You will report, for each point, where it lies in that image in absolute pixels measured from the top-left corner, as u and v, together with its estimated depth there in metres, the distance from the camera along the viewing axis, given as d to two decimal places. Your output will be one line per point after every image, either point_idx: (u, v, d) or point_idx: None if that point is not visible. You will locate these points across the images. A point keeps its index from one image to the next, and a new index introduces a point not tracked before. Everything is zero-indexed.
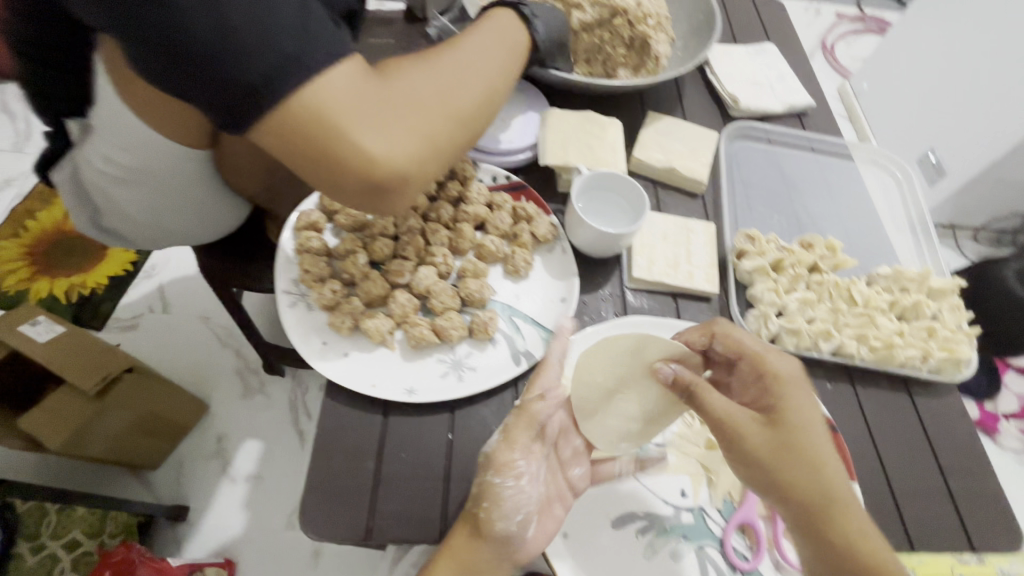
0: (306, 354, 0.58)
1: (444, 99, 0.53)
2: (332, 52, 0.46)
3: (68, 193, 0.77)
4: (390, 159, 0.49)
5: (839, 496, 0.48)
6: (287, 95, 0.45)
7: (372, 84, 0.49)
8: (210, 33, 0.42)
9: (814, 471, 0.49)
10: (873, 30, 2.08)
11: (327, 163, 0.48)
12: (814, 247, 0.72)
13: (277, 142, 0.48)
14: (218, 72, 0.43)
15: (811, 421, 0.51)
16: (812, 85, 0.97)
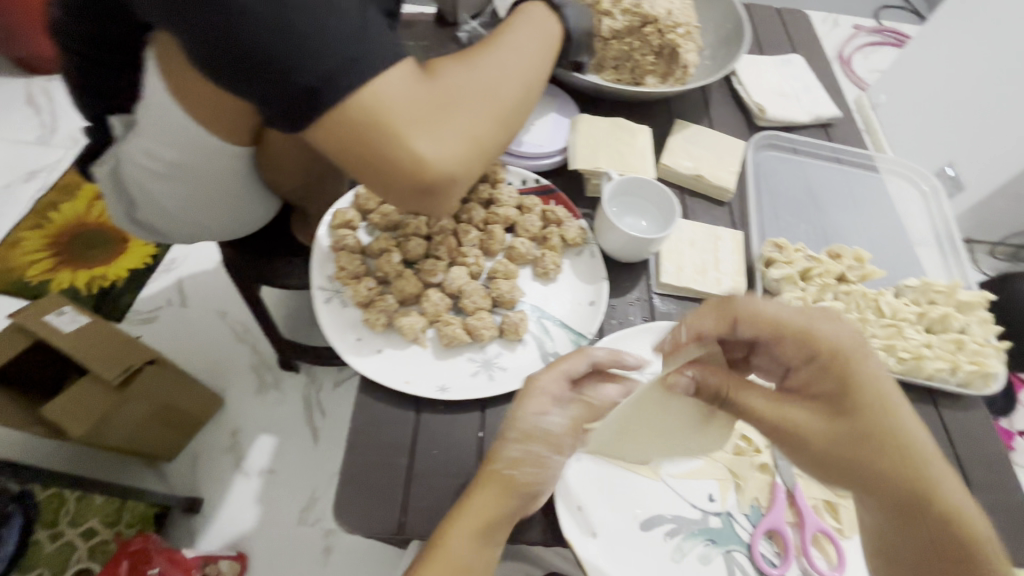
0: (342, 349, 0.59)
1: (489, 99, 0.54)
2: (387, 57, 0.48)
3: (107, 186, 0.79)
4: (441, 162, 0.51)
5: (928, 476, 0.45)
6: (342, 96, 0.46)
7: (423, 86, 0.50)
8: (273, 36, 0.43)
9: (893, 452, 0.46)
10: (891, 43, 2.08)
11: (382, 166, 0.50)
12: (842, 257, 0.72)
13: (333, 144, 0.49)
14: (278, 73, 0.45)
15: (882, 397, 0.47)
16: (837, 96, 0.97)
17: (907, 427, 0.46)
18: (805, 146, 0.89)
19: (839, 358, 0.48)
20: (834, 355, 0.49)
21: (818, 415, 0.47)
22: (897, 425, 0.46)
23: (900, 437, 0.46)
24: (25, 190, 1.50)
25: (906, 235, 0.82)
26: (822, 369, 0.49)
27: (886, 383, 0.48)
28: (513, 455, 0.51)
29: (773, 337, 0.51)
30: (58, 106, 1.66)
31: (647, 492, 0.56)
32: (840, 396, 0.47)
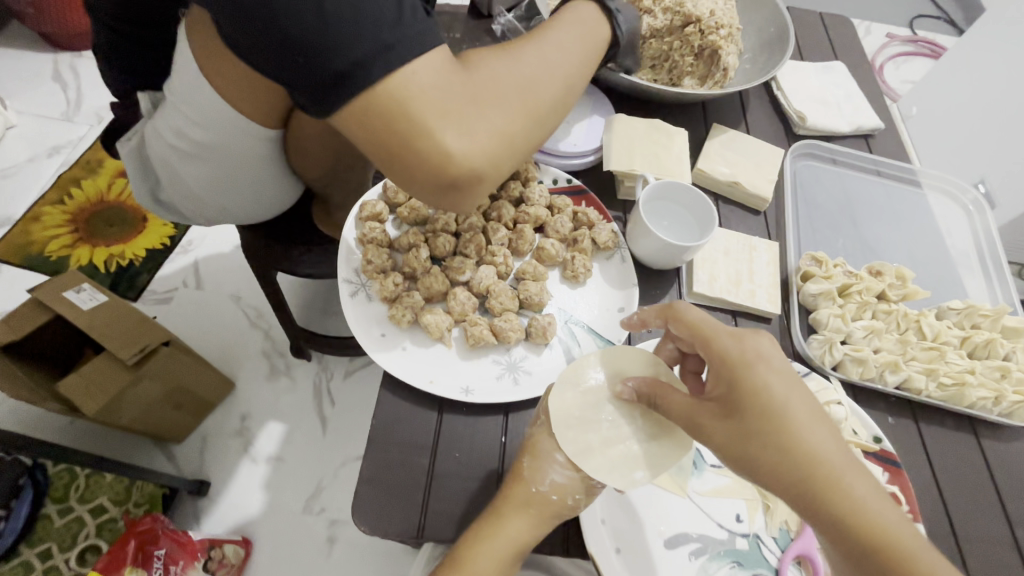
0: (366, 344, 0.58)
1: (527, 95, 0.51)
2: (426, 42, 0.44)
3: (133, 165, 0.79)
4: (470, 157, 0.47)
5: (841, 490, 0.41)
6: (372, 82, 0.43)
7: (458, 75, 0.47)
8: (310, 16, 0.41)
9: (800, 462, 0.42)
10: (925, 54, 2.02)
11: (406, 159, 0.46)
12: (883, 275, 0.70)
13: (360, 132, 0.46)
14: (312, 56, 0.42)
15: (777, 404, 0.43)
16: (879, 107, 0.94)
17: (808, 436, 0.42)
18: (844, 158, 0.86)
19: (730, 361, 0.45)
20: (735, 357, 0.45)
21: (715, 417, 0.45)
22: (795, 435, 0.42)
23: (801, 448, 0.42)
24: (47, 165, 1.50)
25: (947, 254, 0.79)
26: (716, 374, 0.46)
27: (783, 386, 0.44)
28: (558, 480, 0.50)
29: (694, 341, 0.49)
30: (83, 82, 1.66)
31: (672, 509, 0.55)
32: (733, 402, 0.44)
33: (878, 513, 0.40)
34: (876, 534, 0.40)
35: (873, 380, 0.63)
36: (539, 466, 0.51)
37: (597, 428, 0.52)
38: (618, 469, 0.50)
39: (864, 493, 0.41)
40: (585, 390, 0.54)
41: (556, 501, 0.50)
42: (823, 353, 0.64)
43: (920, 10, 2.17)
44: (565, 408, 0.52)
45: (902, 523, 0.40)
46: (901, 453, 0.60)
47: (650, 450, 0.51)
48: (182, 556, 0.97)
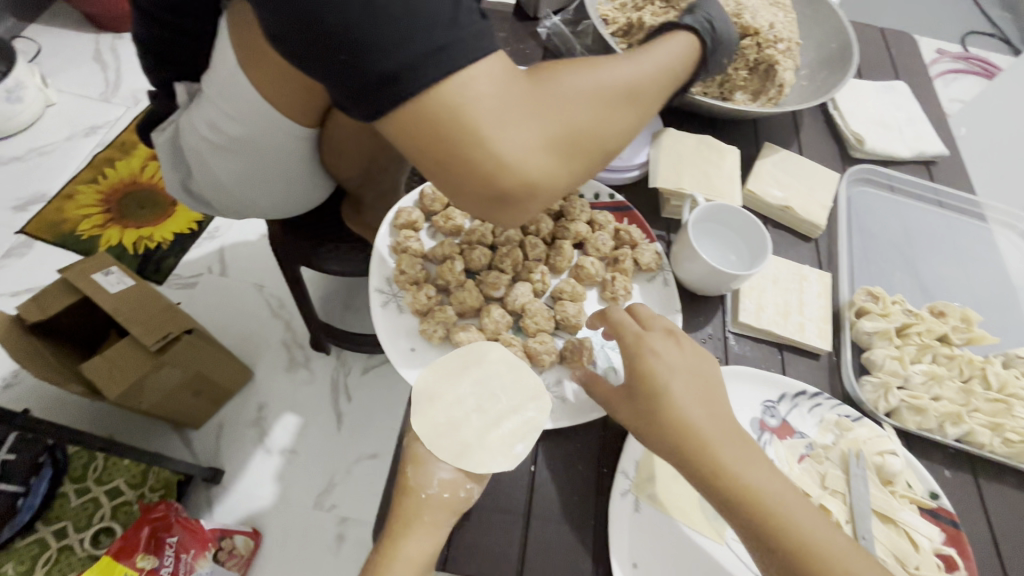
0: (395, 359, 0.56)
1: (595, 113, 0.47)
2: (483, 47, 0.42)
3: (166, 155, 0.78)
4: (525, 168, 0.44)
5: (719, 460, 0.45)
6: (422, 87, 0.40)
7: (520, 86, 0.44)
8: (358, 12, 0.38)
9: (680, 433, 0.46)
10: (977, 73, 1.92)
11: (457, 167, 0.44)
12: (946, 316, 0.66)
13: (408, 139, 0.44)
14: (357, 55, 0.40)
15: (664, 386, 0.48)
16: (941, 132, 0.88)
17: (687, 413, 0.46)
18: (903, 184, 0.81)
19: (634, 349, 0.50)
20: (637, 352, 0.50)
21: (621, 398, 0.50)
22: (679, 414, 0.47)
23: (678, 419, 0.46)
24: (83, 144, 1.52)
25: (1014, 293, 0.74)
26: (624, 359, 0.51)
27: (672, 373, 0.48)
28: (446, 478, 0.50)
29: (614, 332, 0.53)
30: (122, 64, 1.68)
31: (707, 557, 0.51)
32: (632, 385, 0.49)
33: (750, 480, 0.44)
34: (748, 497, 0.44)
35: (930, 431, 0.59)
36: (423, 472, 0.50)
37: (468, 423, 0.53)
38: (499, 450, 0.51)
39: (739, 462, 0.45)
40: (445, 394, 0.54)
41: (447, 498, 0.49)
42: (877, 398, 0.60)
43: (973, 26, 2.06)
44: (431, 417, 0.52)
45: (778, 488, 0.44)
46: (959, 511, 0.55)
47: (521, 422, 0.53)
48: (193, 545, 0.96)
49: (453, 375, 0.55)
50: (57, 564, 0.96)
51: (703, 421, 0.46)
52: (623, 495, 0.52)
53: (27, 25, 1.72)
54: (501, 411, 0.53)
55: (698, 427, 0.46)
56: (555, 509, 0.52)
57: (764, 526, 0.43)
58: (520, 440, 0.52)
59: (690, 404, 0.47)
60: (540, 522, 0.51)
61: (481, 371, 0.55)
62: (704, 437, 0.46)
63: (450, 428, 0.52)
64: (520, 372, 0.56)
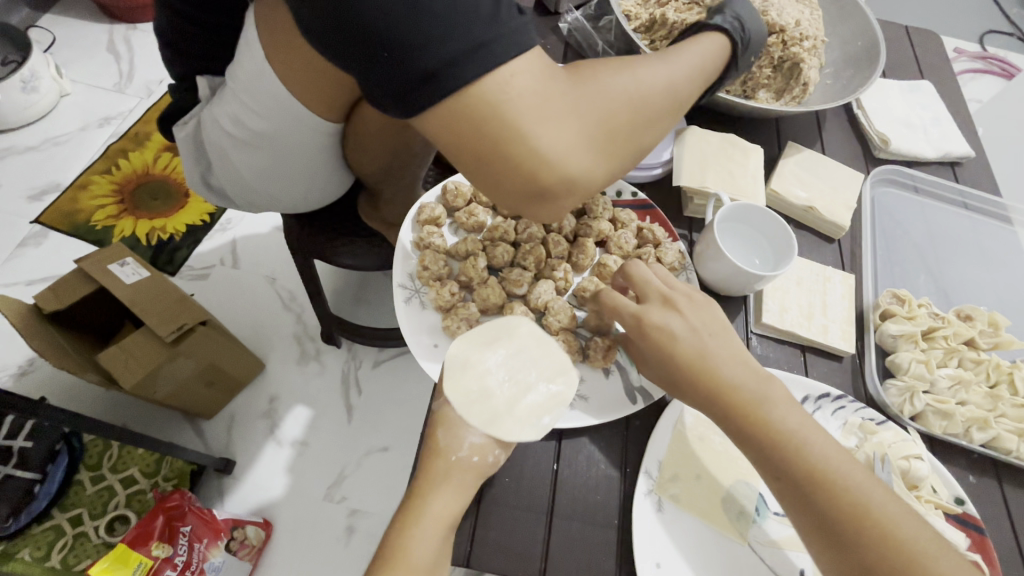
0: (418, 353, 0.56)
1: (637, 110, 0.47)
2: (523, 43, 0.41)
3: (187, 148, 0.78)
4: (566, 164, 0.44)
5: (750, 400, 0.47)
6: (460, 84, 0.40)
7: (561, 84, 0.44)
8: (401, 11, 0.39)
9: (708, 380, 0.48)
10: (996, 73, 1.89)
11: (497, 163, 0.44)
12: (973, 319, 0.65)
13: (447, 136, 0.44)
14: (398, 52, 0.40)
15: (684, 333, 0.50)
16: (967, 133, 0.87)
17: (706, 355, 0.49)
18: (928, 186, 0.80)
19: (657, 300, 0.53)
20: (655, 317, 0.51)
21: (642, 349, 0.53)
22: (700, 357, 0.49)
23: (698, 363, 0.48)
24: (98, 135, 1.52)
25: None
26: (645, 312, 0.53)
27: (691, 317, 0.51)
28: (476, 442, 0.48)
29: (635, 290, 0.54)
30: (136, 55, 1.68)
31: (730, 560, 0.51)
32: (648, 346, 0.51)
33: (778, 418, 0.46)
34: (770, 431, 0.46)
35: (956, 436, 0.58)
36: (453, 434, 0.49)
37: (499, 393, 0.51)
38: (527, 422, 0.51)
39: (765, 401, 0.47)
40: (478, 362, 0.52)
41: (477, 462, 0.48)
42: (903, 402, 0.59)
43: (992, 25, 2.03)
44: (464, 384, 0.51)
45: (798, 423, 0.46)
46: (983, 518, 0.55)
47: (547, 396, 0.53)
48: (206, 534, 0.97)
49: (484, 345, 0.54)
50: (73, 551, 0.97)
51: (731, 367, 0.48)
52: (645, 495, 0.52)
53: (41, 15, 1.72)
54: (529, 383, 0.53)
55: (726, 371, 0.48)
56: (578, 508, 0.52)
57: (786, 460, 0.45)
58: (547, 412, 0.52)
59: (718, 350, 0.49)
60: (563, 521, 0.51)
61: (512, 343, 0.54)
62: (733, 382, 0.48)
63: (481, 397, 0.51)
64: (546, 343, 0.55)
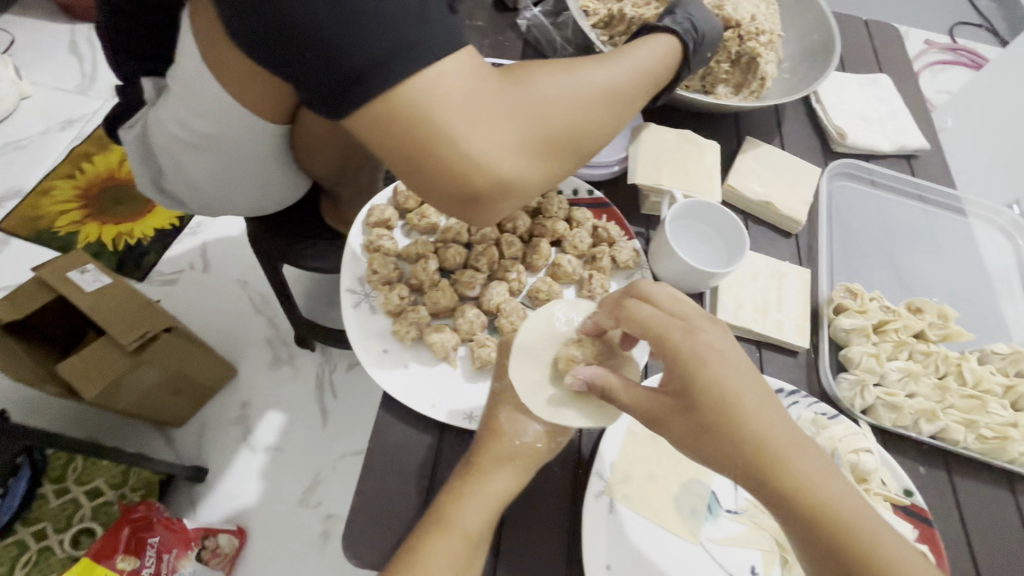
0: (366, 360, 0.55)
1: (572, 114, 0.46)
2: (452, 44, 0.41)
3: (134, 151, 0.76)
4: (496, 167, 0.43)
5: (773, 455, 0.40)
6: (388, 84, 0.39)
7: (493, 85, 0.43)
8: (327, 11, 0.38)
9: (732, 426, 0.41)
10: (965, 64, 1.92)
11: (427, 164, 0.42)
12: (924, 312, 0.66)
13: (378, 135, 0.42)
14: (325, 53, 0.39)
15: (721, 393, 0.42)
16: (923, 125, 0.88)
17: (744, 421, 0.41)
18: (884, 179, 0.80)
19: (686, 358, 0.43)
20: (685, 348, 0.44)
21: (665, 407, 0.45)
22: (736, 423, 0.41)
23: (737, 427, 0.41)
24: (60, 139, 1.48)
25: (990, 285, 0.75)
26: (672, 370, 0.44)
27: (726, 369, 0.43)
28: (540, 429, 0.50)
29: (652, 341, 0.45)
30: (99, 55, 1.63)
31: (682, 558, 0.51)
32: (681, 387, 0.44)
33: (800, 465, 0.40)
34: (813, 513, 0.39)
35: (905, 428, 0.59)
36: (517, 421, 0.50)
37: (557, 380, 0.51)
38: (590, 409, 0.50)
39: (790, 446, 0.41)
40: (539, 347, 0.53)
41: (538, 448, 0.50)
42: (854, 396, 0.60)
43: (961, 17, 2.06)
44: (525, 373, 0.51)
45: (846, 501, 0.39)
46: (933, 508, 0.56)
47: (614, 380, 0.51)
48: (175, 545, 0.96)
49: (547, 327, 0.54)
50: (37, 566, 0.95)
51: (756, 407, 0.41)
52: (598, 497, 0.51)
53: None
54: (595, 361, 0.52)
55: (754, 407, 0.42)
56: (531, 512, 0.51)
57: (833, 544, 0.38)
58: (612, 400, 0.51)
59: (747, 383, 0.43)
60: (516, 525, 0.51)
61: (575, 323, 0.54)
62: (754, 425, 0.41)
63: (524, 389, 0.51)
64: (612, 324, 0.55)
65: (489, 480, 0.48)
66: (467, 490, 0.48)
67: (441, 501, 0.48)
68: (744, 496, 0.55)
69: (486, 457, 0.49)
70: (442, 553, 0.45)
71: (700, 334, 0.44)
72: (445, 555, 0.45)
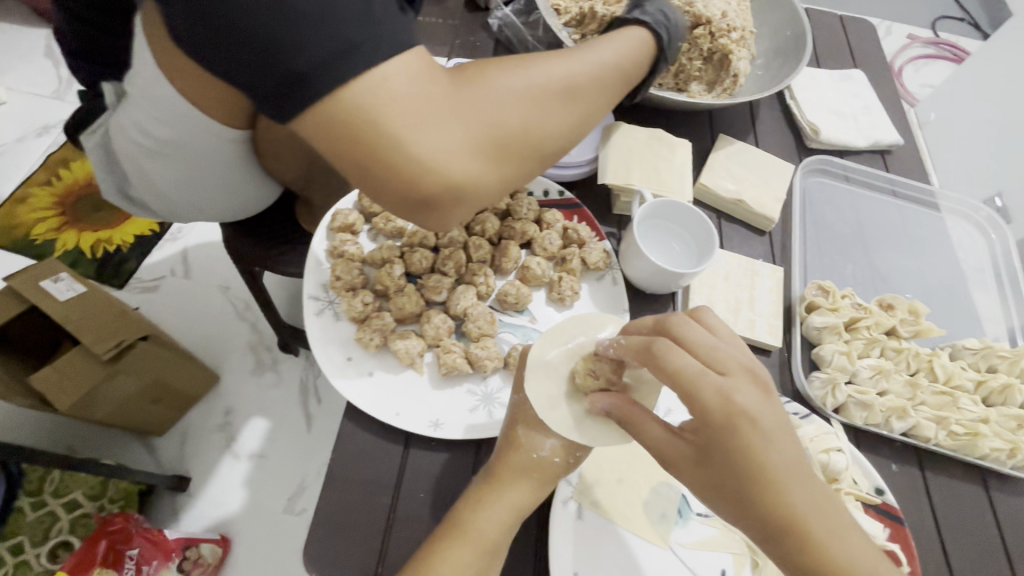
0: (328, 369, 0.54)
1: (526, 114, 0.45)
2: (398, 45, 0.40)
3: (97, 158, 0.74)
4: (446, 171, 0.42)
5: (807, 524, 0.38)
6: (332, 86, 0.38)
7: (442, 87, 0.42)
8: (265, 13, 0.37)
9: (762, 493, 0.39)
10: (947, 58, 1.93)
11: (376, 170, 0.41)
12: (894, 309, 0.66)
13: (324, 140, 0.41)
14: (267, 56, 0.38)
15: (758, 456, 0.39)
16: (897, 121, 0.88)
17: (783, 488, 0.38)
18: (859, 175, 0.80)
19: (726, 417, 0.39)
20: (717, 411, 0.39)
21: (684, 457, 0.42)
22: (773, 489, 0.39)
23: (775, 496, 0.39)
24: (36, 145, 1.45)
25: (963, 280, 0.75)
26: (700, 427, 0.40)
27: (768, 433, 0.39)
28: (557, 444, 0.49)
29: (683, 394, 0.40)
30: None
31: (652, 564, 0.50)
32: (707, 444, 0.40)
33: (824, 532, 0.38)
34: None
35: (877, 426, 0.59)
36: (535, 434, 0.49)
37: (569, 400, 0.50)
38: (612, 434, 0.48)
39: (818, 514, 0.38)
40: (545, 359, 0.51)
41: (558, 463, 0.49)
42: (825, 394, 0.59)
43: (943, 11, 2.07)
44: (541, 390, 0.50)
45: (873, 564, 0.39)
46: (906, 505, 0.56)
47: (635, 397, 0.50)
48: (155, 556, 0.94)
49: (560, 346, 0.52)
50: None
51: (790, 475, 0.39)
52: (565, 503, 0.51)
53: None
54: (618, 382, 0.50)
55: (787, 473, 0.39)
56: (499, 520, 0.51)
57: None
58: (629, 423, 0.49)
59: (784, 449, 0.39)
60: None
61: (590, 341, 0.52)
62: (787, 494, 0.38)
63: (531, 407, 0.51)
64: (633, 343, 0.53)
65: (507, 490, 0.48)
66: (483, 498, 0.48)
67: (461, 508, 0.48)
68: None
69: (504, 469, 0.48)
70: (456, 558, 0.45)
71: (736, 391, 0.40)
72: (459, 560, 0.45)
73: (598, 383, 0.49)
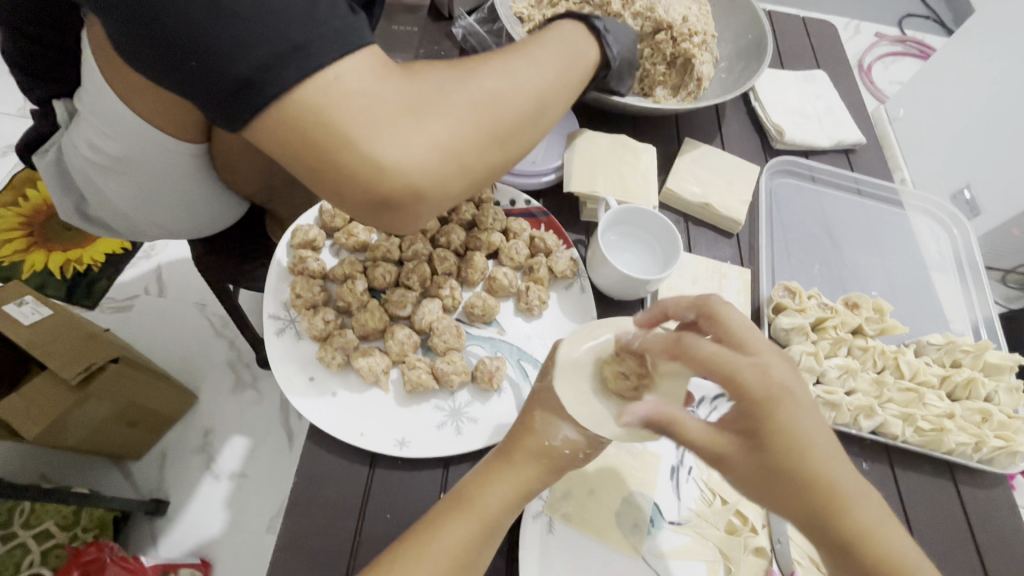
0: (289, 390, 0.52)
1: (483, 112, 0.45)
2: (346, 43, 0.39)
3: (51, 179, 0.71)
4: (406, 172, 0.41)
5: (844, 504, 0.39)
6: (280, 89, 0.37)
7: (397, 87, 0.42)
8: (204, 17, 0.36)
9: (804, 474, 0.39)
10: (914, 54, 1.97)
11: (334, 173, 0.41)
12: (860, 307, 0.67)
13: (280, 147, 0.41)
14: (207, 60, 0.37)
15: (800, 437, 0.39)
16: (860, 119, 0.89)
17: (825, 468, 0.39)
18: (825, 174, 0.81)
19: (764, 399, 0.39)
20: (757, 389, 0.39)
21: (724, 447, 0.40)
22: (815, 468, 0.39)
23: (820, 475, 0.39)
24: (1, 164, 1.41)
25: (928, 275, 0.76)
26: (739, 409, 0.40)
27: (807, 414, 0.40)
28: (571, 436, 0.47)
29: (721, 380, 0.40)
30: None
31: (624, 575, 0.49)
32: (753, 430, 0.39)
33: (862, 512, 0.39)
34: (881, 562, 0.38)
35: (846, 425, 0.59)
36: (551, 422, 0.48)
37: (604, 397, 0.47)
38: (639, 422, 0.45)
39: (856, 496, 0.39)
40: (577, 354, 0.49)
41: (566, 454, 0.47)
42: None
43: (908, 9, 2.11)
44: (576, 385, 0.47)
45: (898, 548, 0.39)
46: None
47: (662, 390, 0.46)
48: None
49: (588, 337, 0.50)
50: None
51: (829, 453, 0.39)
52: (536, 517, 0.50)
53: None
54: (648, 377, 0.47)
55: (828, 456, 0.39)
56: None
57: None
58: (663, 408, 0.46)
59: (819, 427, 0.40)
60: None
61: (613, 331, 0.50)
62: (828, 476, 0.39)
63: None
64: None
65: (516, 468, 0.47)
66: (491, 472, 0.47)
67: (468, 479, 0.47)
68: (688, 506, 0.54)
69: (516, 449, 0.47)
70: (459, 528, 0.44)
71: (773, 368, 0.40)
72: (460, 533, 0.44)
73: (629, 383, 0.46)
